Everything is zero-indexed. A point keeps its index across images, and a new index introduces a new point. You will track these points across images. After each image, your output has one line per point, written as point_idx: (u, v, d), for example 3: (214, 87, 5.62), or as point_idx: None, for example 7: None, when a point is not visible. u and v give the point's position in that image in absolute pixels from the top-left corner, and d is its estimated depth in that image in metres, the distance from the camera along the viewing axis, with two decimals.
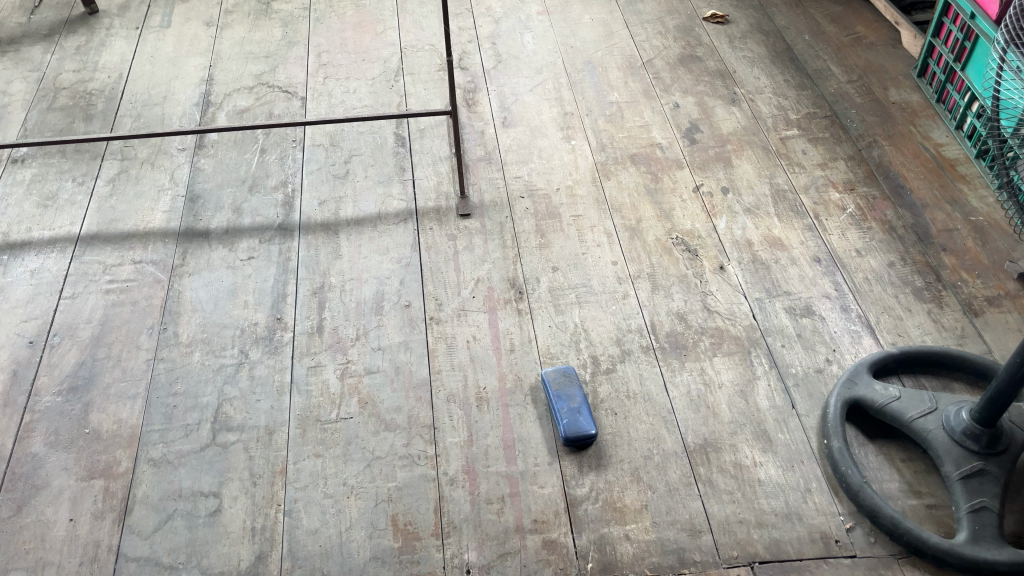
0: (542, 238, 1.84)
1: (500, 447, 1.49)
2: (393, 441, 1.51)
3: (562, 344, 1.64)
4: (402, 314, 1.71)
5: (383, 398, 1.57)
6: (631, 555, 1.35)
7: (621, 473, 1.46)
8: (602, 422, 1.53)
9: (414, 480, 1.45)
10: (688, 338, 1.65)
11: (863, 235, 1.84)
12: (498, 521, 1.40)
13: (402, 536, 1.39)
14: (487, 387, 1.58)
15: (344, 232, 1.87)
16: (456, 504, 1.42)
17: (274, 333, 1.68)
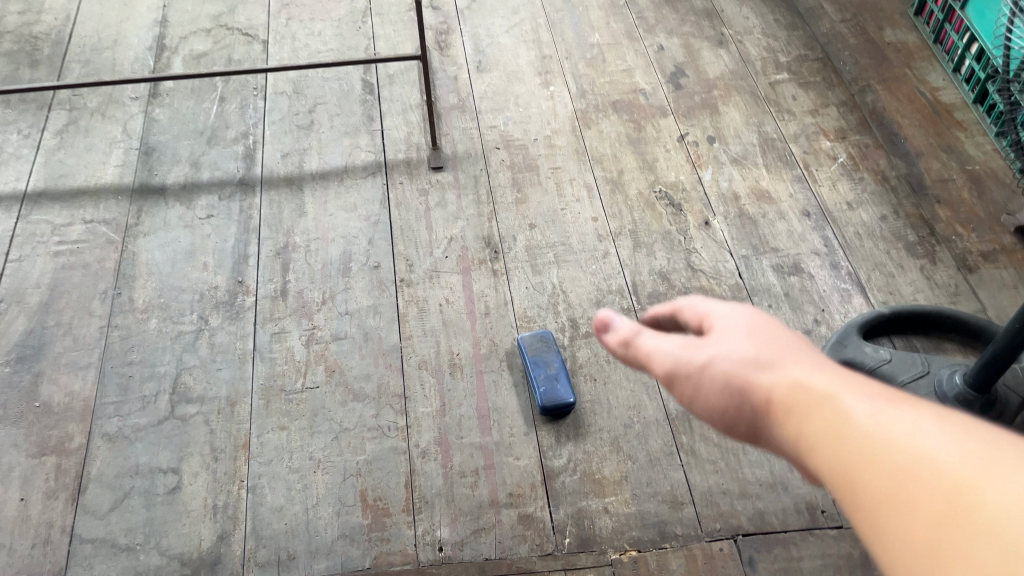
0: (518, 191, 1.75)
1: (474, 416, 1.42)
2: (361, 412, 1.44)
3: (539, 307, 1.56)
4: (371, 276, 1.62)
5: (351, 366, 1.49)
6: (610, 530, 1.30)
7: (601, 443, 1.39)
8: (581, 389, 1.46)
9: (384, 453, 1.39)
10: (671, 298, 1.58)
11: (855, 187, 1.76)
12: (472, 494, 1.34)
13: (371, 512, 1.33)
14: (460, 354, 1.50)
15: (309, 187, 1.77)
16: (428, 479, 1.36)
17: (235, 297, 1.59)
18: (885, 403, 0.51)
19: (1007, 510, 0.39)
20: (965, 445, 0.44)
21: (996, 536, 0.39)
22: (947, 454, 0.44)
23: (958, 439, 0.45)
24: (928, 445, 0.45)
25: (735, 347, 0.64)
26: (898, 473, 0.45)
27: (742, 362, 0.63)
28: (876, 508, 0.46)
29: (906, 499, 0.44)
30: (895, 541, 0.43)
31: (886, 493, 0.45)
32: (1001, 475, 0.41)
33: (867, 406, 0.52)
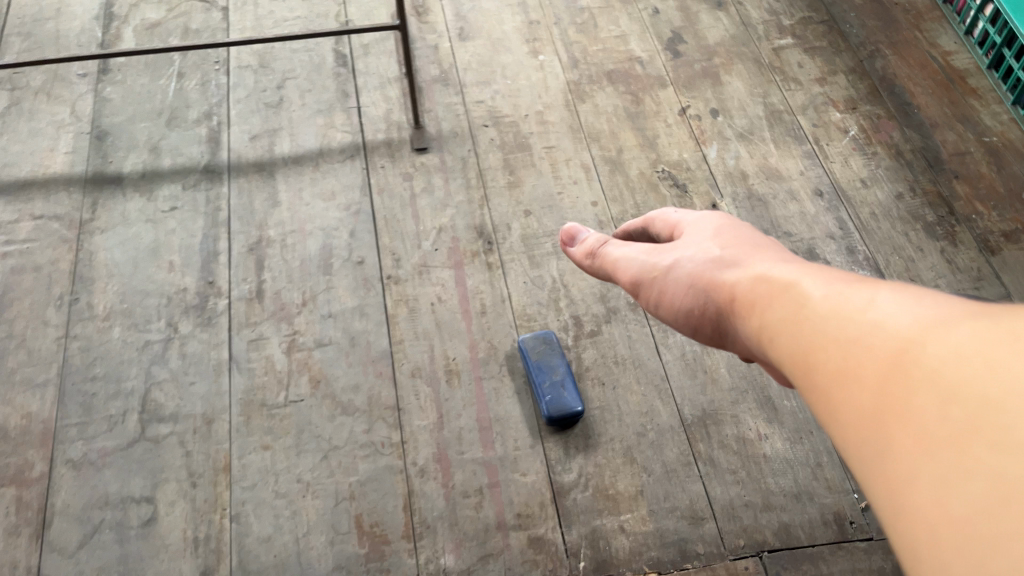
0: (511, 174, 1.62)
1: (475, 429, 1.32)
2: (352, 427, 1.32)
3: (539, 304, 1.45)
4: (355, 272, 1.49)
5: (338, 376, 1.37)
6: (627, 551, 1.21)
7: (613, 455, 1.30)
8: (589, 395, 1.35)
9: (378, 473, 1.28)
10: None
11: (868, 162, 1.65)
12: (477, 517, 1.24)
13: (369, 540, 1.22)
14: (457, 359, 1.39)
15: (281, 174, 1.62)
16: (428, 500, 1.25)
17: (206, 300, 1.46)
18: (844, 278, 0.49)
19: (954, 361, 0.35)
20: (918, 308, 0.41)
21: (939, 389, 0.35)
22: (897, 317, 0.41)
23: (914, 304, 0.42)
24: (883, 313, 0.42)
25: (697, 250, 0.83)
26: (849, 342, 0.43)
27: (707, 264, 0.80)
28: (827, 377, 0.43)
29: (858, 365, 0.41)
30: (846, 408, 0.40)
31: (835, 360, 0.42)
32: (950, 329, 0.37)
33: (827, 283, 0.50)
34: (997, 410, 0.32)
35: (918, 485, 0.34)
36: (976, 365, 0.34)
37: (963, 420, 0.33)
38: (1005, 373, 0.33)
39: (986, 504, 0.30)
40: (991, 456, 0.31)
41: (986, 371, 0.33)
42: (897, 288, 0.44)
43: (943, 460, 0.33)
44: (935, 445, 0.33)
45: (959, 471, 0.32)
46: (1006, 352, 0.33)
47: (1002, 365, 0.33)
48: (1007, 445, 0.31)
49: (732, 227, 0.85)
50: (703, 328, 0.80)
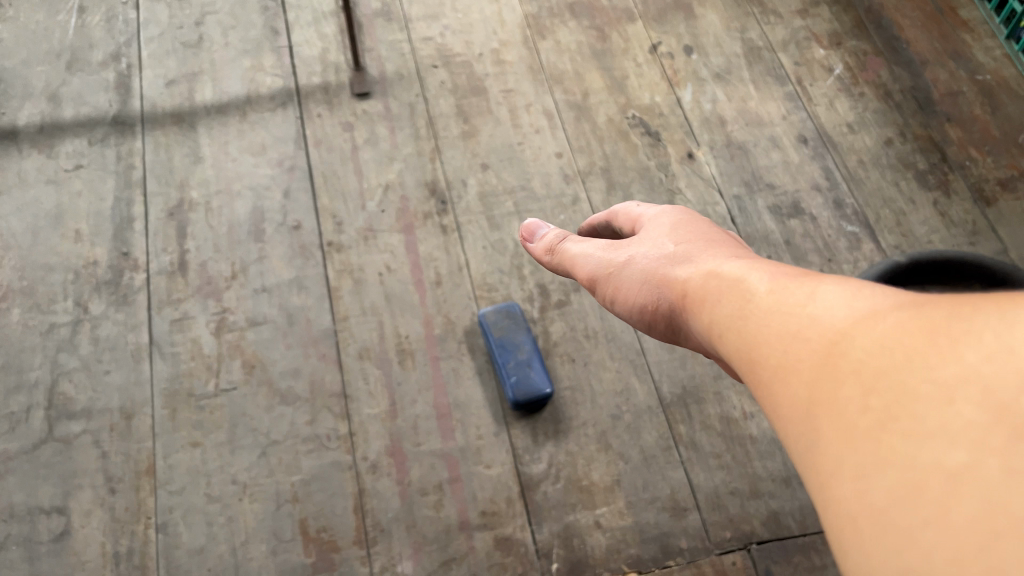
0: (465, 122, 1.45)
1: (431, 417, 1.18)
2: (292, 419, 1.17)
3: (501, 272, 1.31)
4: (291, 238, 1.32)
5: (275, 360, 1.22)
6: (604, 549, 1.10)
7: (587, 442, 1.17)
8: (558, 374, 1.22)
9: (325, 472, 1.14)
10: None
11: (855, 104, 1.51)
12: (436, 517, 1.11)
13: (316, 548, 1.09)
14: (410, 337, 1.24)
15: (204, 125, 1.43)
16: (382, 500, 1.12)
17: (121, 275, 1.27)
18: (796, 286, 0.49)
19: (879, 348, 0.32)
20: (860, 303, 0.38)
21: (867, 378, 0.31)
22: (840, 314, 0.37)
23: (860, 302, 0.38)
24: (826, 309, 0.39)
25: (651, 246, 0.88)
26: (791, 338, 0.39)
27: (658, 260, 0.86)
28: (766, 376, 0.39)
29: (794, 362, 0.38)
30: (780, 403, 0.37)
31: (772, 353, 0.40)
32: (887, 317, 0.34)
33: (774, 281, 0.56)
34: (914, 397, 0.28)
35: (836, 478, 0.30)
36: (903, 351, 0.30)
37: (881, 410, 0.29)
38: (936, 354, 0.29)
39: (896, 500, 0.27)
40: (908, 442, 0.27)
41: (914, 357, 0.30)
42: (841, 286, 0.41)
43: (860, 452, 0.29)
44: (856, 431, 0.30)
45: (872, 459, 0.28)
46: (933, 337, 0.30)
47: (932, 345, 0.29)
48: (922, 430, 0.27)
49: (695, 228, 0.83)
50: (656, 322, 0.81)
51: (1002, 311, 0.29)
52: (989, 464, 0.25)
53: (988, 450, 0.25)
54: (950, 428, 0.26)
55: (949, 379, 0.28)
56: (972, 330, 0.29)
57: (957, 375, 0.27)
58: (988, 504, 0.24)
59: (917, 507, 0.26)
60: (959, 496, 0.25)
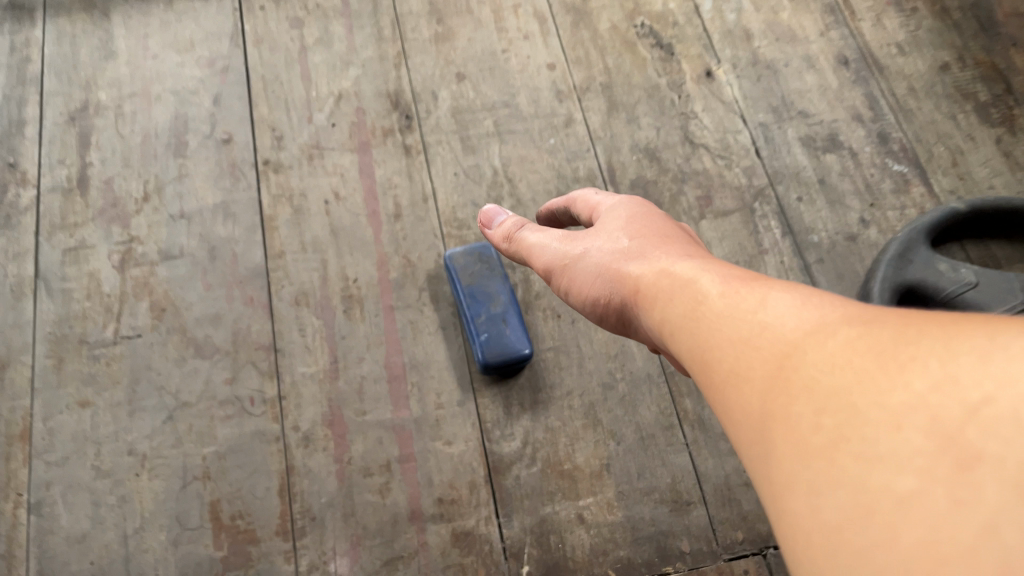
0: (439, 23, 1.20)
1: (381, 379, 0.96)
2: (208, 377, 0.95)
3: (474, 205, 1.07)
4: (220, 155, 1.08)
5: (191, 303, 0.99)
6: (588, 550, 0.89)
7: (571, 417, 0.95)
8: (539, 332, 1.00)
9: (245, 443, 0.92)
10: (663, 188, 1.10)
11: (906, 21, 1.26)
12: (381, 505, 0.90)
13: (229, 538, 0.87)
14: (359, 280, 1.01)
15: (120, 14, 1.17)
16: (315, 481, 0.90)
17: (5, 191, 1.03)
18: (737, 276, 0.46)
19: (831, 366, 0.30)
20: (816, 313, 0.35)
21: (819, 396, 0.29)
22: (792, 324, 0.35)
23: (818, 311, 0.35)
24: (781, 318, 0.36)
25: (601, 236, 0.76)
26: (743, 343, 0.36)
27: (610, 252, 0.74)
28: (723, 382, 0.37)
29: (746, 369, 0.35)
30: (731, 411, 0.35)
31: (722, 360, 0.37)
32: (838, 332, 0.32)
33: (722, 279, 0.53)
34: (863, 418, 0.26)
35: (789, 499, 0.28)
36: (855, 371, 0.28)
37: (833, 431, 0.27)
38: (888, 373, 0.27)
39: (850, 530, 0.25)
40: (861, 466, 0.25)
41: (863, 376, 0.28)
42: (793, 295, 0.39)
43: (813, 475, 0.27)
44: (805, 446, 0.28)
45: (825, 478, 0.26)
46: (888, 359, 0.28)
47: (883, 364, 0.28)
48: (872, 455, 0.25)
49: (641, 214, 0.73)
50: (604, 315, 0.71)
51: (951, 330, 0.28)
52: (945, 497, 0.23)
53: (941, 483, 0.23)
54: (898, 454, 0.25)
55: (902, 402, 0.26)
56: (926, 351, 0.27)
57: (909, 399, 0.26)
58: (939, 542, 0.22)
59: (874, 540, 0.24)
60: (909, 528, 0.23)
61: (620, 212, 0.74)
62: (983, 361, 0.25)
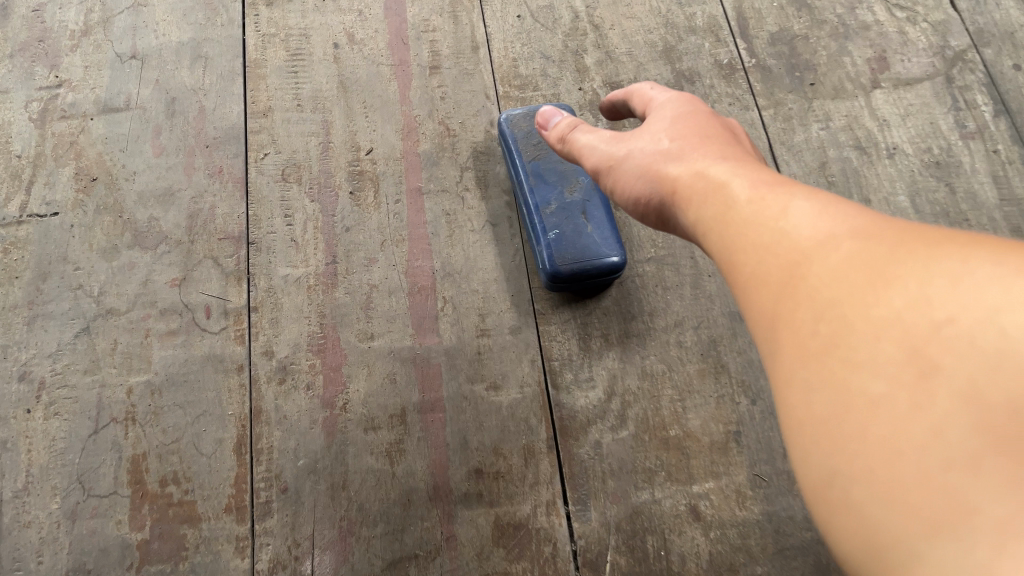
0: None
1: (398, 291, 0.64)
2: (147, 276, 0.64)
3: (545, 58, 0.75)
4: None
5: (133, 171, 0.68)
6: (706, 564, 0.57)
7: (681, 358, 0.63)
8: (634, 233, 0.67)
9: (192, 374, 0.61)
10: (817, 45, 0.76)
11: None
12: (388, 476, 0.59)
13: (156, 514, 0.57)
14: (376, 151, 0.70)
15: None
16: (292, 435, 0.60)
17: None
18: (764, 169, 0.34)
19: (834, 267, 0.25)
20: (831, 207, 0.28)
21: (809, 305, 0.25)
22: (801, 217, 0.28)
23: (832, 208, 0.28)
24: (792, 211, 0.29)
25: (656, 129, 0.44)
26: (751, 240, 0.29)
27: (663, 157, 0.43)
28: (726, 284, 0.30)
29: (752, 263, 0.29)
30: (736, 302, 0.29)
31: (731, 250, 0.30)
32: (848, 228, 0.26)
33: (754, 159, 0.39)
34: (852, 326, 0.23)
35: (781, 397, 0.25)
36: (848, 280, 0.24)
37: (822, 337, 0.23)
38: (879, 281, 0.23)
39: (830, 426, 0.22)
40: (845, 373, 0.22)
41: (855, 284, 0.23)
42: (813, 194, 0.29)
43: (802, 380, 0.24)
44: (795, 346, 0.24)
45: (815, 382, 0.23)
46: (881, 268, 0.23)
47: (876, 270, 0.23)
48: (857, 359, 0.22)
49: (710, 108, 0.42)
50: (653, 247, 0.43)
51: (952, 242, 0.23)
52: (918, 407, 0.20)
53: (911, 393, 0.21)
54: (879, 359, 0.21)
55: (886, 313, 0.22)
56: (920, 263, 0.22)
57: (889, 312, 0.22)
58: (905, 458, 0.20)
59: (850, 450, 0.21)
60: (886, 439, 0.21)
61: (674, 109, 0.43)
62: (965, 277, 0.21)
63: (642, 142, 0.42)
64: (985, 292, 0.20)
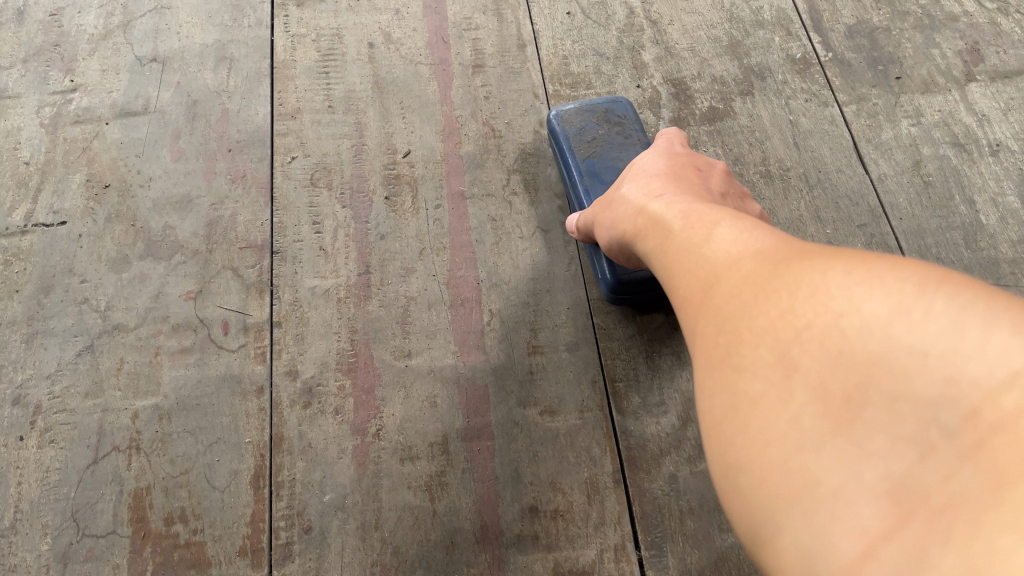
0: None
1: (440, 303, 0.57)
2: (159, 289, 0.58)
3: (599, 55, 0.68)
4: None
5: (149, 178, 0.62)
6: None
7: None
8: None
9: (206, 397, 0.54)
10: (901, 38, 0.69)
11: None
12: (428, 514, 0.51)
13: (160, 557, 0.50)
14: (414, 154, 0.63)
15: None
16: (319, 466, 0.52)
17: None
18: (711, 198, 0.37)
19: (739, 284, 0.28)
20: (748, 230, 0.32)
21: (711, 317, 0.28)
22: (727, 241, 0.31)
23: (743, 232, 0.32)
24: (719, 237, 0.32)
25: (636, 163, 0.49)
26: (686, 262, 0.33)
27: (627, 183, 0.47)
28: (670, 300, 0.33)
29: (684, 280, 0.32)
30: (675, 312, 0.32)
31: (672, 273, 0.33)
32: (754, 251, 0.29)
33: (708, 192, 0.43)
34: (742, 337, 0.26)
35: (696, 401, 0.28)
36: (739, 294, 0.27)
37: (720, 345, 0.27)
38: (764, 297, 0.26)
39: (723, 425, 0.25)
40: (732, 376, 0.26)
41: (745, 299, 0.27)
42: (733, 218, 0.34)
43: (705, 386, 0.27)
44: (705, 353, 0.28)
45: (714, 385, 0.26)
46: (764, 283, 0.27)
47: (763, 287, 0.27)
48: (743, 364, 0.25)
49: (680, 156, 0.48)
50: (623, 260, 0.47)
51: (835, 257, 0.26)
52: (782, 401, 0.24)
53: (778, 391, 0.24)
54: (757, 365, 0.25)
55: (764, 324, 0.25)
56: (794, 273, 0.26)
57: (766, 322, 0.25)
58: (779, 454, 0.23)
59: (733, 443, 0.25)
60: (762, 435, 0.24)
61: (666, 162, 0.47)
62: (824, 280, 0.25)
63: (629, 185, 0.46)
64: (834, 294, 0.24)
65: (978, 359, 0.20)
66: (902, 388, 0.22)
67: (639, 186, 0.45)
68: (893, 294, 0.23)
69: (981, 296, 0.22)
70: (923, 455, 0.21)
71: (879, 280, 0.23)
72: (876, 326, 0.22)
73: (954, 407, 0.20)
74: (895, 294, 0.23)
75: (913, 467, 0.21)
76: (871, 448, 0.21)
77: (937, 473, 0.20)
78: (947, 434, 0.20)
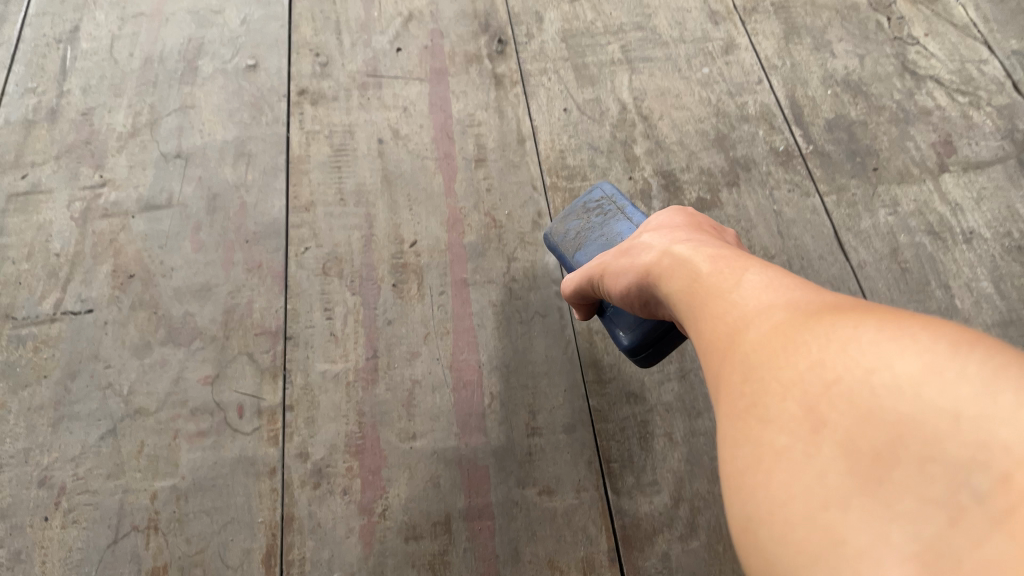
0: None
1: (443, 386, 0.60)
2: (178, 374, 0.61)
3: (593, 149, 0.73)
4: (240, 81, 0.77)
5: (172, 269, 0.66)
6: None
7: None
8: None
9: (222, 478, 0.57)
10: (878, 130, 0.73)
11: None
12: None
13: None
14: (420, 244, 0.67)
15: None
16: (330, 544, 0.55)
17: None
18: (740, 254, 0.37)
19: (767, 335, 0.27)
20: (780, 285, 0.31)
21: (735, 367, 0.27)
22: (758, 295, 0.31)
23: (776, 287, 0.31)
24: (748, 291, 0.32)
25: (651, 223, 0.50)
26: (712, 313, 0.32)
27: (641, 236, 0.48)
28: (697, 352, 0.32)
29: (713, 332, 0.31)
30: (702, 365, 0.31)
31: (700, 326, 0.32)
32: (785, 306, 0.28)
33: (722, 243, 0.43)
34: (767, 389, 0.25)
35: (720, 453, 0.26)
36: (766, 344, 0.26)
37: (745, 395, 0.26)
38: (790, 348, 0.25)
39: (744, 476, 0.24)
40: (756, 428, 0.24)
41: (774, 350, 0.26)
42: (764, 272, 0.33)
43: (728, 438, 0.25)
44: (729, 404, 0.26)
45: (736, 436, 0.25)
46: (794, 333, 0.26)
47: (791, 338, 0.26)
48: (768, 415, 0.24)
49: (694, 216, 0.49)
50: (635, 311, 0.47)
51: (872, 315, 0.25)
52: (807, 457, 0.22)
53: (803, 443, 0.22)
54: (783, 417, 0.23)
55: (790, 374, 0.24)
56: (823, 328, 0.25)
57: (794, 374, 0.24)
58: (798, 508, 0.21)
59: (753, 497, 0.23)
60: (784, 486, 0.22)
61: (680, 219, 0.48)
62: (856, 335, 0.24)
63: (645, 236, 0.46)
64: (866, 348, 0.23)
65: (1010, 422, 0.19)
66: (933, 451, 0.20)
67: (659, 235, 0.45)
68: (924, 356, 0.21)
69: (1013, 361, 0.20)
70: (952, 518, 0.19)
71: (909, 337, 0.22)
72: (905, 383, 0.21)
73: (986, 471, 0.19)
74: (927, 355, 0.21)
75: (941, 531, 0.19)
76: (899, 509, 0.20)
77: (964, 538, 0.18)
78: (979, 499, 0.19)
